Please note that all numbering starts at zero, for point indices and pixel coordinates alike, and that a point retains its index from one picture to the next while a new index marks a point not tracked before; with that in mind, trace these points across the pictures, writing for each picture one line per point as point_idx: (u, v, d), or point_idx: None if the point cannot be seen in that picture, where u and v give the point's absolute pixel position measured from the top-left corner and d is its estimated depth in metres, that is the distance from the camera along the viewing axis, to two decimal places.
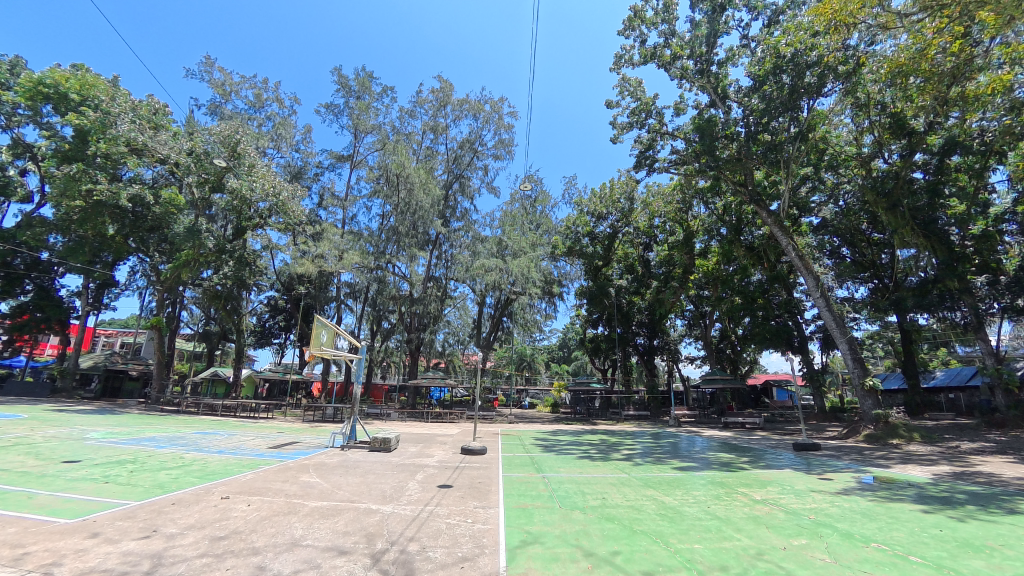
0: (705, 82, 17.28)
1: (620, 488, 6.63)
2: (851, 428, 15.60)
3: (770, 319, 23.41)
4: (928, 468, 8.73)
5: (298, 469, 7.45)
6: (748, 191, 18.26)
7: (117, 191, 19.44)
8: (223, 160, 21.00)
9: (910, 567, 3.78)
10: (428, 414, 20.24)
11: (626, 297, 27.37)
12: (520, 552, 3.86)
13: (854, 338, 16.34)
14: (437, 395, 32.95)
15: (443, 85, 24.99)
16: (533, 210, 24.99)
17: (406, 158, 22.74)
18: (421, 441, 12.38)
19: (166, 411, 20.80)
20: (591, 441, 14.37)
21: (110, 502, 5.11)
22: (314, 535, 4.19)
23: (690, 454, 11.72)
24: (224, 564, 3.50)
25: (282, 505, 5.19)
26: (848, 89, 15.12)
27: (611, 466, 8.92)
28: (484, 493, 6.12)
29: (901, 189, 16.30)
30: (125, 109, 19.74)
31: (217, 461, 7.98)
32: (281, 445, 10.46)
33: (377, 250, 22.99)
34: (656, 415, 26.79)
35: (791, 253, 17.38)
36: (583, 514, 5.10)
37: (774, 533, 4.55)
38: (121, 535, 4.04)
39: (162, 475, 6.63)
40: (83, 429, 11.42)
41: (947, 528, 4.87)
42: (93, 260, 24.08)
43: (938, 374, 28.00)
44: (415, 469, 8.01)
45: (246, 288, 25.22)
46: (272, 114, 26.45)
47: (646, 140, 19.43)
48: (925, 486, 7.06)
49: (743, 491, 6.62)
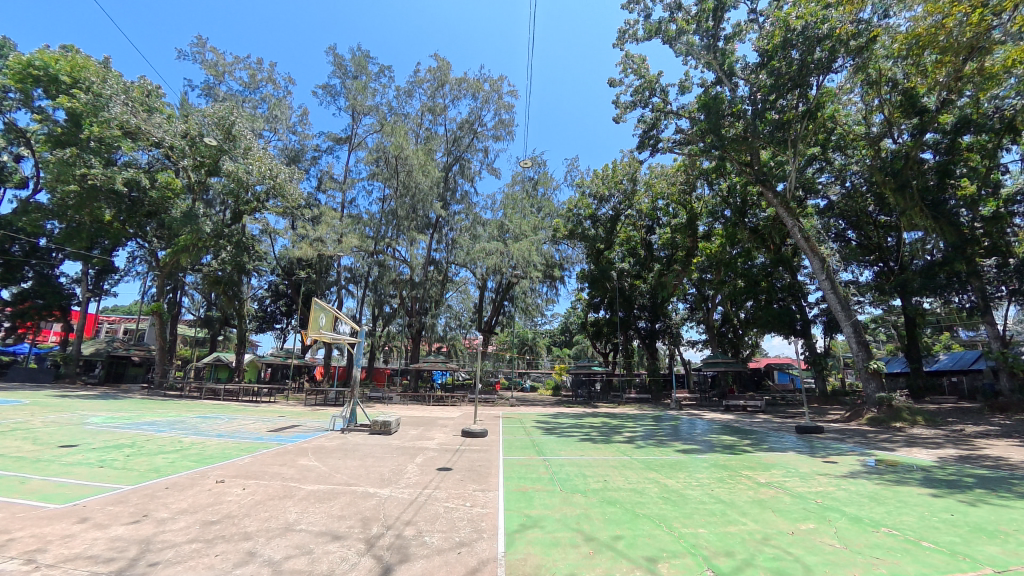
0: (711, 58, 16.83)
1: (622, 471, 6.55)
2: (855, 410, 15.54)
3: (774, 302, 23.50)
4: (934, 452, 8.60)
5: (296, 452, 7.35)
6: (754, 171, 17.91)
7: (112, 174, 19.14)
8: (216, 141, 20.74)
9: (923, 554, 3.66)
10: (430, 397, 20.61)
11: (628, 280, 27.52)
12: (518, 537, 3.74)
13: (859, 321, 16.12)
14: (440, 379, 33.20)
15: (441, 64, 24.42)
16: (534, 192, 24.55)
17: (406, 139, 22.22)
18: (422, 424, 12.34)
19: (168, 396, 20.99)
20: (593, 424, 14.33)
21: (104, 486, 5.03)
22: (309, 519, 4.10)
23: (691, 437, 11.69)
24: (213, 551, 3.40)
25: (278, 489, 5.10)
26: (859, 64, 14.74)
27: (612, 449, 8.85)
28: (483, 475, 6.05)
29: (911, 168, 16.00)
30: (116, 91, 19.52)
31: (215, 445, 7.89)
32: (281, 429, 10.42)
33: (377, 234, 23.11)
34: (657, 398, 27.00)
35: (796, 234, 17.15)
36: (584, 498, 5.00)
37: (781, 518, 4.42)
38: (110, 520, 3.95)
39: (159, 459, 6.55)
40: (84, 415, 11.38)
41: (958, 512, 4.74)
42: (91, 246, 23.99)
43: (942, 358, 27.89)
44: (414, 452, 7.96)
45: (246, 274, 25.09)
46: (267, 96, 26.04)
47: (650, 120, 19.01)
48: (931, 469, 6.97)
49: (747, 474, 6.51)
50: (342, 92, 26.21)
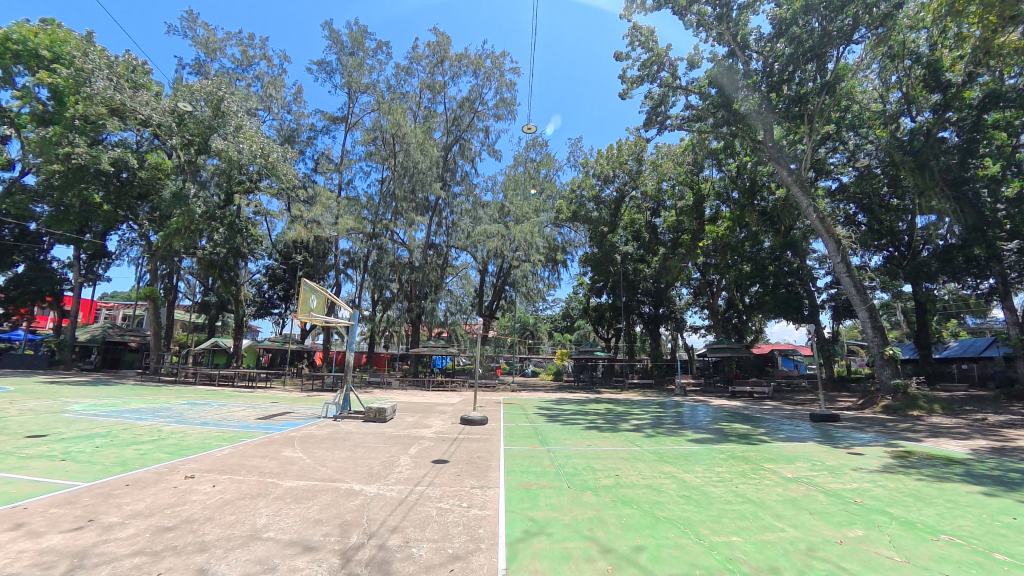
0: (723, 29, 15.90)
1: (633, 463, 6.01)
2: (868, 398, 15.05)
3: (781, 287, 22.30)
4: (965, 443, 8.06)
5: (282, 443, 6.82)
6: (768, 149, 17.00)
7: (98, 154, 18.39)
8: (206, 118, 20.00)
9: (1003, 570, 3.10)
10: (429, 382, 20.23)
11: (632, 264, 26.56)
12: (523, 548, 3.18)
13: (875, 305, 15.50)
14: (440, 364, 32.92)
15: (440, 39, 23.39)
16: (537, 174, 23.73)
17: (404, 118, 21.32)
18: (420, 411, 11.86)
19: (163, 382, 20.57)
20: (597, 411, 13.87)
21: (57, 484, 4.47)
22: (280, 524, 3.54)
23: (700, 425, 11.19)
24: (158, 567, 2.85)
25: (252, 486, 4.55)
26: (882, 36, 13.89)
27: (620, 438, 8.34)
28: (482, 470, 5.48)
29: (931, 148, 15.28)
30: (99, 66, 18.72)
31: (196, 435, 7.34)
32: (271, 417, 9.91)
33: (374, 216, 22.36)
34: (660, 384, 26.65)
35: (810, 214, 16.36)
36: (595, 497, 4.43)
37: (823, 522, 3.87)
38: (47, 527, 3.40)
39: (130, 451, 6.00)
40: (66, 402, 10.84)
41: (1021, 516, 4.17)
42: (82, 229, 23.38)
43: (952, 345, 27.29)
44: (409, 442, 7.42)
45: (242, 258, 24.48)
46: (261, 73, 25.11)
47: (657, 96, 18.12)
48: (968, 462, 6.43)
49: (770, 467, 5.97)
50: (338, 69, 25.18)
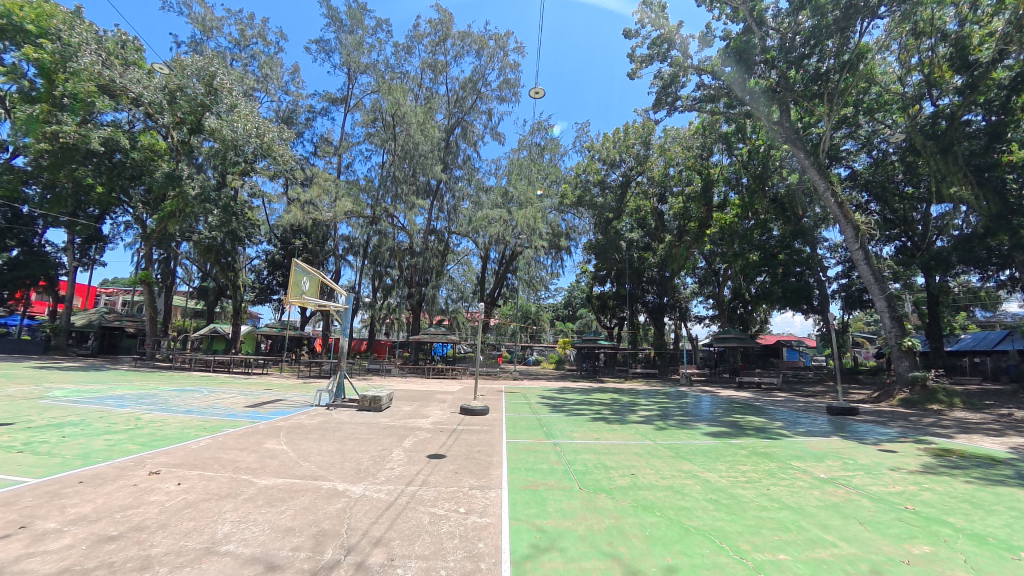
0: (740, 4, 15.03)
1: (649, 460, 5.47)
2: (883, 390, 14.41)
3: (790, 276, 21.65)
4: (1001, 440, 7.52)
5: (267, 433, 6.31)
6: (784, 131, 16.05)
7: (86, 133, 17.63)
8: (198, 95, 19.18)
9: None
10: (429, 370, 19.81)
11: (637, 252, 26.06)
12: (531, 569, 2.64)
13: (893, 294, 14.85)
14: (442, 352, 32.49)
15: (443, 16, 22.41)
16: (541, 158, 22.91)
17: (404, 98, 20.49)
18: (419, 400, 11.38)
19: (157, 368, 20.19)
20: (602, 401, 13.39)
21: (2, 479, 3.95)
22: (245, 534, 3.01)
23: (710, 417, 10.69)
24: None
25: (223, 485, 4.02)
26: (906, 11, 13.06)
27: (630, 431, 7.79)
28: (483, 467, 4.94)
29: (958, 129, 14.08)
30: (85, 40, 17.82)
31: (175, 424, 6.83)
32: (260, 405, 9.38)
33: (372, 201, 21.60)
34: (665, 373, 26.19)
35: (828, 199, 15.56)
36: (611, 501, 3.89)
37: (878, 535, 3.33)
38: None
39: (98, 442, 5.49)
40: (49, 388, 10.33)
41: None
42: (75, 212, 22.79)
43: (964, 337, 26.61)
44: (404, 433, 6.89)
45: (239, 243, 23.90)
46: (257, 53, 24.22)
47: (667, 76, 17.24)
48: (1013, 462, 5.87)
49: (799, 466, 5.42)
50: (337, 48, 24.26)
